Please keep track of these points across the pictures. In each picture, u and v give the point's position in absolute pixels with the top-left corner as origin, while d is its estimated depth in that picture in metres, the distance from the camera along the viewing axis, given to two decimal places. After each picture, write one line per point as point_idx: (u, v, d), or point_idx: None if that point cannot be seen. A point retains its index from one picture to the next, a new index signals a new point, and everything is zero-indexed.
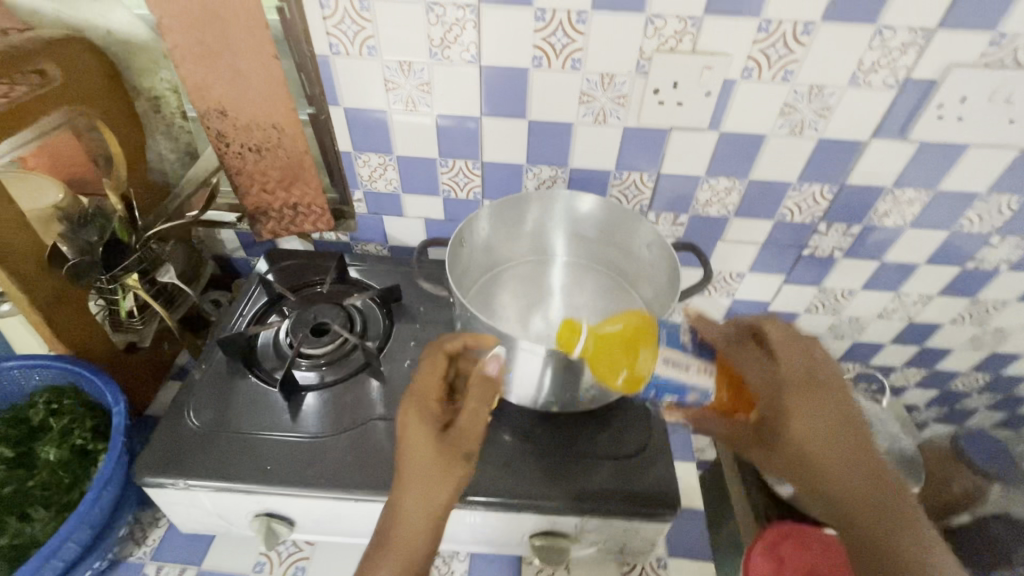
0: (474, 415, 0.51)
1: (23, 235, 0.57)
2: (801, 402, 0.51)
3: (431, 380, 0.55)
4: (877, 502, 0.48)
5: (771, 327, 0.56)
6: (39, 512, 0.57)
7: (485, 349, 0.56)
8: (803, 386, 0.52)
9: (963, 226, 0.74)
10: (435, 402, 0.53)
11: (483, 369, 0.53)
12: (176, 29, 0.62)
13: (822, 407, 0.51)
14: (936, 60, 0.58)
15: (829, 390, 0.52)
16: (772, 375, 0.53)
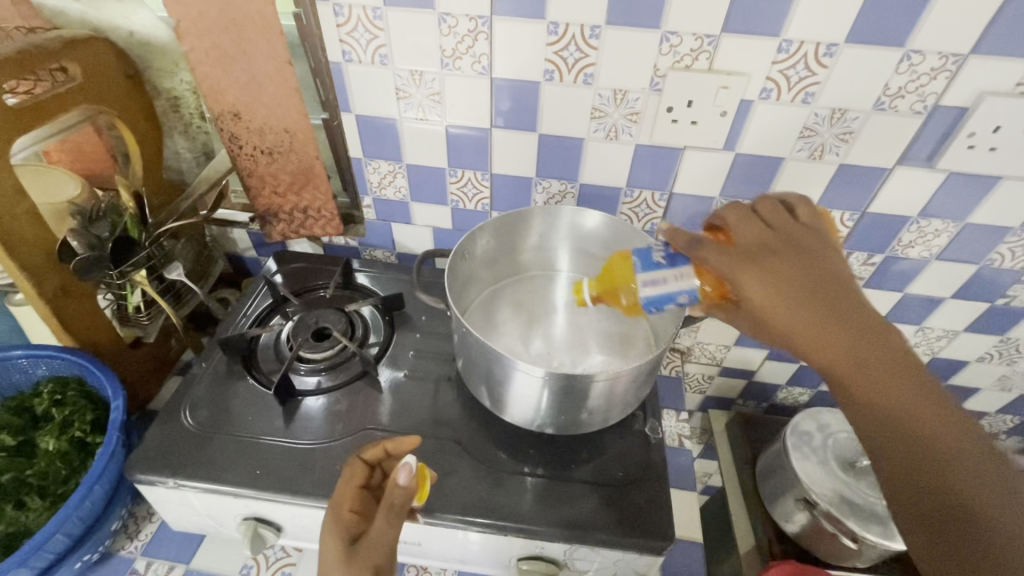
0: (382, 527, 0.46)
1: (37, 228, 0.58)
2: (766, 274, 0.45)
3: (348, 489, 0.50)
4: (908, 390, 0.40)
5: (740, 215, 0.49)
6: (34, 501, 0.58)
7: (403, 448, 0.53)
8: (795, 289, 0.44)
9: (993, 261, 0.70)
10: (350, 512, 0.49)
11: (394, 480, 0.46)
12: (194, 32, 0.63)
13: (816, 293, 0.44)
14: (967, 87, 0.55)
15: (820, 280, 0.44)
16: (760, 270, 0.45)
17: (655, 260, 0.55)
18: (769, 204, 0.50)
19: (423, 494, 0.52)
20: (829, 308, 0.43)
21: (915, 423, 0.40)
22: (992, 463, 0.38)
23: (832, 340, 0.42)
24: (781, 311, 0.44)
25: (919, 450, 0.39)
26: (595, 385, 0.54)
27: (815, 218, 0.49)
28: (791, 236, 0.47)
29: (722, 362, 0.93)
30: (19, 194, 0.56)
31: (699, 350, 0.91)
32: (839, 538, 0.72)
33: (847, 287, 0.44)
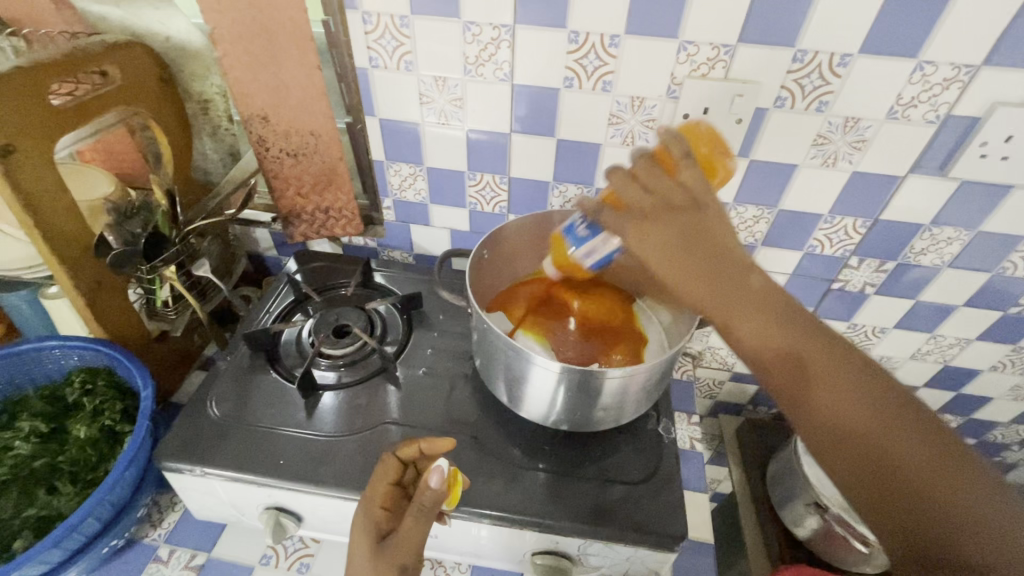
0: (410, 528, 0.47)
1: (75, 221, 0.61)
2: (647, 238, 0.47)
3: (380, 486, 0.51)
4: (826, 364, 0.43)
5: (621, 182, 0.48)
6: (66, 486, 0.60)
7: (436, 450, 0.53)
8: (688, 272, 0.46)
9: (1005, 270, 0.71)
10: (380, 509, 0.51)
11: (425, 484, 0.47)
12: (229, 38, 0.65)
13: (708, 271, 0.46)
14: (979, 97, 0.57)
15: (707, 256, 0.46)
16: (649, 247, 0.47)
17: (579, 236, 0.54)
18: (643, 160, 0.48)
19: (454, 499, 0.52)
20: (727, 287, 0.45)
21: (848, 401, 0.41)
22: (937, 440, 0.39)
23: (746, 324, 0.45)
24: (688, 292, 0.46)
25: (857, 430, 0.41)
26: (610, 382, 0.55)
27: (693, 166, 0.47)
28: (674, 201, 0.47)
29: (733, 367, 0.93)
30: (61, 189, 0.58)
31: (710, 355, 0.92)
32: (851, 542, 0.73)
33: (735, 258, 0.46)
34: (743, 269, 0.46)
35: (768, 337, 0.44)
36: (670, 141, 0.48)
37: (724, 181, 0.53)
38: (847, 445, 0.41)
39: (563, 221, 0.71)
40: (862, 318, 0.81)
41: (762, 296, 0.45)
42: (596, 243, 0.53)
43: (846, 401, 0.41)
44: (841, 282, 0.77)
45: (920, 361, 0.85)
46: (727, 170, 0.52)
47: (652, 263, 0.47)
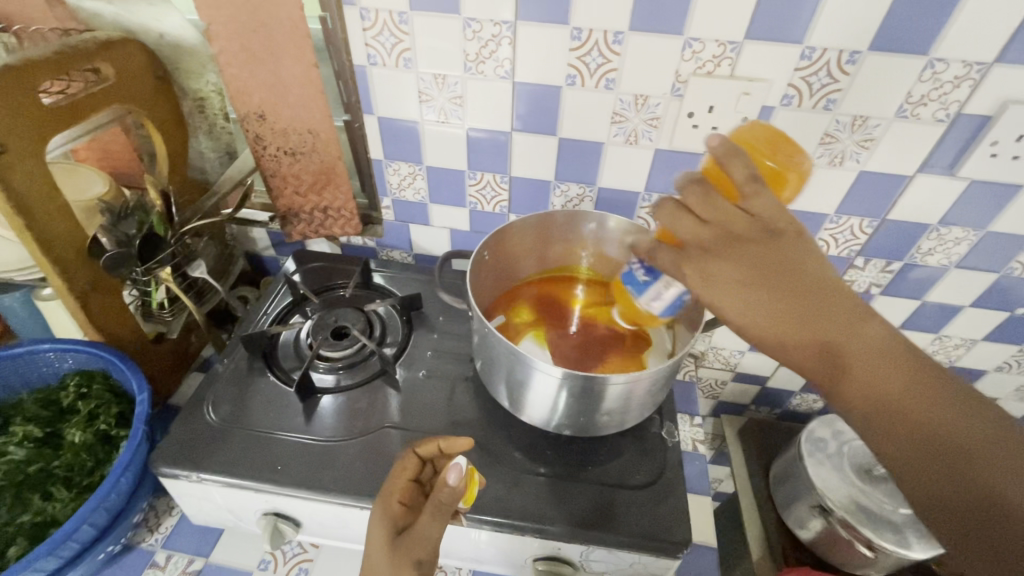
0: (427, 524, 0.46)
1: (67, 222, 0.59)
2: (713, 267, 0.43)
3: (400, 479, 0.51)
4: (924, 396, 0.40)
5: (671, 215, 0.45)
6: (61, 492, 0.59)
7: (455, 449, 0.52)
8: (778, 314, 0.43)
9: (1013, 270, 0.70)
10: (398, 503, 0.49)
11: (443, 479, 0.46)
12: (224, 35, 0.64)
13: (802, 312, 0.42)
14: (991, 95, 0.55)
15: (798, 290, 0.42)
16: (717, 287, 0.43)
17: (639, 281, 0.51)
18: (696, 191, 0.43)
19: (469, 499, 0.51)
20: (820, 323, 0.42)
21: (920, 402, 0.40)
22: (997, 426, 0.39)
23: (797, 337, 0.43)
24: (778, 336, 0.43)
25: (952, 459, 0.39)
26: (613, 388, 0.54)
27: (757, 190, 0.41)
28: (737, 231, 0.42)
29: (736, 368, 0.93)
30: (53, 190, 0.57)
31: (713, 355, 0.91)
32: (855, 545, 0.72)
33: (831, 291, 0.42)
34: (838, 301, 0.42)
35: (871, 374, 0.41)
36: (729, 164, 0.41)
37: (795, 193, 0.47)
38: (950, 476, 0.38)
39: (566, 222, 0.70)
40: None
41: (863, 334, 0.42)
42: (657, 288, 0.50)
43: (944, 424, 0.39)
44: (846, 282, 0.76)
45: None
46: (800, 174, 0.46)
47: (728, 307, 0.44)
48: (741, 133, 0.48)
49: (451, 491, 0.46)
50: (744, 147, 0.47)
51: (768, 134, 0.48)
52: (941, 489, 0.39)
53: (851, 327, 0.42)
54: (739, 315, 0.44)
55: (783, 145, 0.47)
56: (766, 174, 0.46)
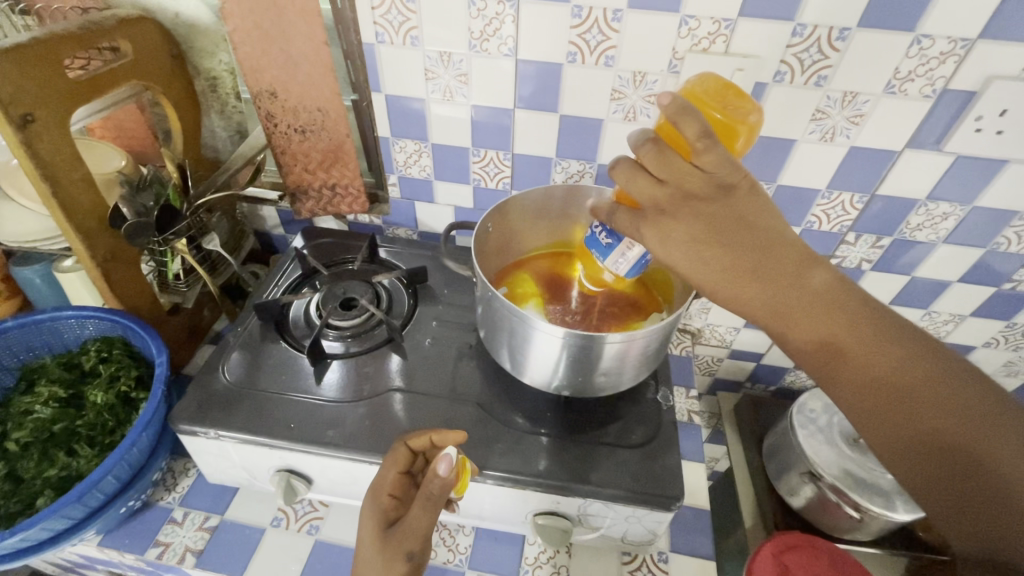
0: (417, 516, 0.48)
1: (90, 193, 0.62)
2: (674, 228, 0.49)
3: (389, 473, 0.54)
4: (864, 336, 0.48)
5: (627, 175, 0.50)
6: (84, 449, 0.62)
7: (447, 442, 0.55)
8: (733, 269, 0.49)
9: (999, 245, 0.72)
10: (389, 497, 0.53)
11: (433, 471, 0.47)
12: (237, 13, 0.66)
13: (755, 266, 0.49)
14: (974, 72, 0.58)
15: (751, 245, 0.49)
16: (674, 245, 0.50)
17: (603, 244, 0.56)
18: (651, 151, 0.48)
19: (462, 488, 0.54)
20: (779, 282, 0.49)
21: (872, 351, 0.48)
22: (942, 370, 0.46)
23: (757, 294, 0.50)
24: (734, 288, 0.50)
25: (887, 389, 0.47)
26: (610, 347, 0.57)
27: (707, 144, 0.45)
28: (690, 187, 0.48)
29: (731, 345, 0.95)
30: (76, 160, 0.60)
31: (709, 332, 0.94)
32: (843, 509, 0.75)
33: (781, 247, 0.49)
34: (791, 260, 0.49)
35: (816, 317, 0.49)
36: (681, 123, 0.44)
37: (748, 144, 0.51)
38: (884, 404, 0.47)
39: (567, 197, 0.72)
40: None
41: (808, 282, 0.49)
42: (622, 248, 0.55)
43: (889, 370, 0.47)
44: (838, 257, 0.78)
45: None
46: (750, 125, 0.49)
47: (687, 263, 0.50)
48: (690, 86, 0.50)
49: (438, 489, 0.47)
50: (693, 101, 0.49)
51: (720, 88, 0.50)
52: (881, 416, 0.47)
53: (797, 278, 0.49)
54: (698, 271, 0.50)
55: (733, 98, 0.49)
56: (715, 128, 0.49)
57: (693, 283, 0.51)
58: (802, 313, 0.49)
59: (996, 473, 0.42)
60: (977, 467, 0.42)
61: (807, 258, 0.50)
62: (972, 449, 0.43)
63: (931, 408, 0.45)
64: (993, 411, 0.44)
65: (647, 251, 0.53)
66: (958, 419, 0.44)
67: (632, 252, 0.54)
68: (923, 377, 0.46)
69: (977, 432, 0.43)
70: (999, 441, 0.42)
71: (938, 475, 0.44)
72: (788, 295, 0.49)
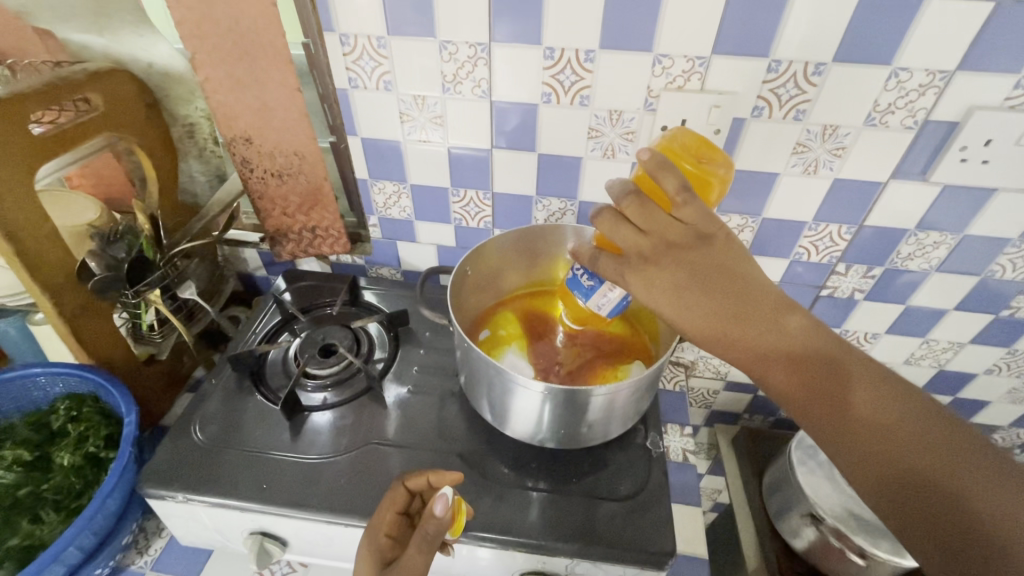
0: (412, 557, 0.46)
1: (56, 249, 0.61)
2: (653, 273, 0.48)
3: (386, 512, 0.52)
4: (845, 378, 0.46)
5: (610, 225, 0.49)
6: (50, 515, 0.60)
7: (444, 483, 0.52)
8: (712, 313, 0.48)
9: (994, 273, 0.70)
10: (386, 536, 0.51)
11: (429, 512, 0.46)
12: (209, 63, 0.66)
13: (733, 310, 0.48)
14: (956, 102, 0.57)
15: (731, 292, 0.48)
16: (658, 292, 0.49)
17: (585, 287, 0.54)
18: (633, 202, 0.46)
19: (457, 529, 0.50)
20: (758, 323, 0.48)
21: (855, 392, 0.46)
22: (928, 415, 0.44)
23: (735, 333, 0.48)
24: (715, 333, 0.48)
25: (872, 432, 0.44)
26: (593, 399, 0.55)
27: (687, 197, 0.44)
28: (672, 237, 0.47)
29: (726, 376, 0.92)
30: (42, 217, 0.59)
31: (702, 365, 0.91)
32: (846, 554, 0.72)
33: (759, 290, 0.48)
34: (768, 301, 0.48)
35: (796, 359, 0.47)
36: (662, 177, 0.44)
37: (721, 198, 0.52)
38: (868, 447, 0.44)
39: (547, 236, 0.71)
40: (854, 324, 0.80)
41: (787, 326, 0.48)
42: (603, 290, 0.53)
43: (876, 415, 0.45)
44: (829, 288, 0.76)
45: (915, 366, 0.84)
46: (721, 179, 0.51)
47: (668, 308, 0.49)
48: (667, 140, 0.52)
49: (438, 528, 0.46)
50: (669, 153, 0.51)
51: (696, 141, 0.52)
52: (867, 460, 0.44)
53: (776, 320, 0.48)
54: (679, 315, 0.49)
55: (706, 151, 0.51)
56: (690, 178, 0.50)
57: (674, 326, 0.50)
58: (782, 355, 0.47)
59: (988, 522, 0.38)
60: (967, 517, 0.39)
61: (785, 302, 0.49)
62: (959, 495, 0.40)
63: (915, 452, 0.42)
64: (981, 458, 0.41)
65: (628, 294, 0.52)
66: (945, 465, 0.41)
67: (614, 292, 0.53)
68: (910, 422, 0.44)
69: (968, 480, 0.40)
70: (989, 490, 0.40)
71: (927, 525, 0.40)
72: (767, 337, 0.48)
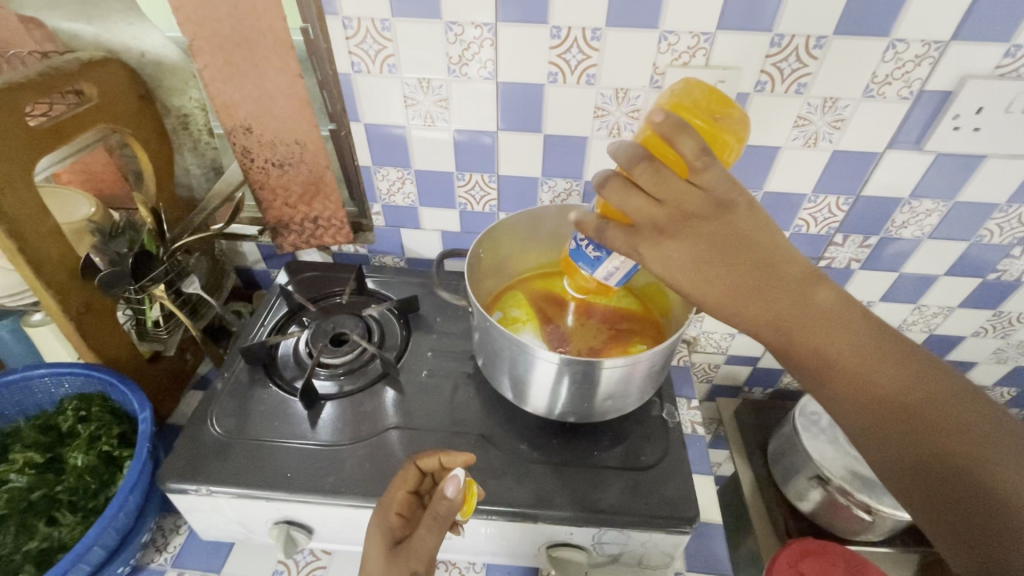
0: (424, 535, 0.47)
1: (58, 245, 0.59)
2: (673, 246, 0.48)
3: (396, 490, 0.53)
4: (869, 354, 0.47)
5: (620, 193, 0.48)
6: (67, 516, 0.58)
7: (456, 464, 0.53)
8: (735, 287, 0.49)
9: (983, 237, 0.73)
10: (397, 515, 0.51)
11: (441, 492, 0.47)
12: (206, 50, 0.64)
13: (756, 285, 0.49)
14: (949, 71, 0.59)
15: (752, 265, 0.49)
16: (675, 266, 0.49)
17: (591, 257, 0.54)
18: (647, 169, 0.46)
19: (469, 510, 0.51)
20: (783, 298, 0.49)
21: (878, 367, 0.47)
22: (946, 392, 0.46)
23: (758, 309, 0.49)
24: (737, 307, 0.49)
25: (893, 409, 0.46)
26: (613, 372, 0.56)
27: (705, 162, 0.45)
28: (689, 206, 0.47)
29: (728, 350, 0.95)
30: (42, 212, 0.57)
31: (705, 339, 0.93)
32: (854, 512, 0.75)
33: (783, 263, 0.49)
34: (795, 277, 0.49)
35: (824, 334, 0.48)
36: (679, 140, 0.44)
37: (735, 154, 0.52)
38: (884, 420, 0.46)
39: (556, 219, 0.71)
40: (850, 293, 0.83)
41: (814, 299, 0.49)
42: (610, 262, 0.54)
43: (894, 389, 0.46)
44: (827, 258, 0.79)
45: (907, 332, 0.88)
46: (734, 135, 0.50)
47: (685, 280, 0.49)
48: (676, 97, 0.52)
49: (449, 510, 0.47)
50: (676, 109, 0.52)
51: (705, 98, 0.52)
52: (887, 436, 0.46)
53: (804, 295, 0.49)
54: (700, 290, 0.49)
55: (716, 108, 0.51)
56: (701, 132, 0.50)
57: (693, 302, 0.51)
58: (806, 329, 0.49)
59: (999, 496, 0.40)
60: (984, 495, 0.40)
61: (812, 275, 0.49)
62: (974, 472, 0.41)
63: (935, 430, 0.44)
64: (999, 436, 0.43)
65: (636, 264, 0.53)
66: (959, 441, 0.43)
67: (619, 262, 0.54)
68: (926, 398, 0.45)
69: (978, 454, 0.42)
70: (999, 463, 0.41)
71: (939, 496, 0.42)
72: (794, 312, 0.49)
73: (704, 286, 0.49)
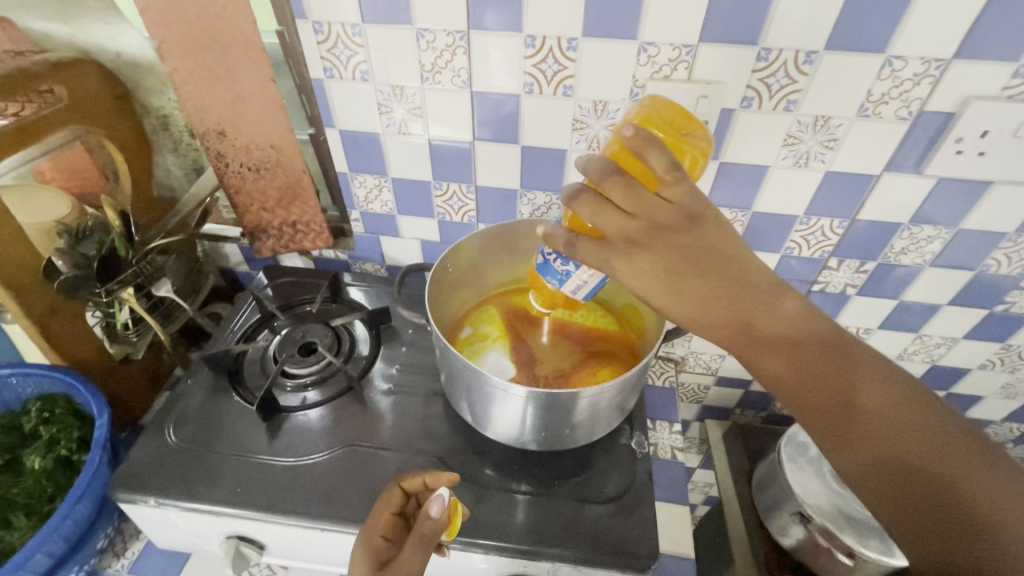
0: (409, 556, 0.45)
1: (20, 247, 0.59)
2: (643, 256, 0.45)
3: (381, 512, 0.51)
4: (838, 362, 0.44)
5: (591, 207, 0.45)
6: (19, 519, 0.58)
7: (441, 482, 0.52)
8: (705, 298, 0.46)
9: (989, 267, 0.69)
10: (382, 538, 0.49)
11: (424, 512, 0.47)
12: (177, 53, 0.63)
13: (724, 293, 0.45)
14: (951, 92, 0.55)
15: (725, 276, 0.45)
16: (647, 278, 0.46)
17: (559, 272, 0.51)
18: (617, 183, 0.43)
19: (453, 532, 0.50)
20: (751, 307, 0.45)
21: (844, 374, 0.44)
22: (911, 394, 0.43)
23: (725, 318, 0.46)
24: (706, 318, 0.46)
25: (861, 416, 0.42)
26: (574, 400, 0.53)
27: (674, 176, 0.42)
28: (663, 220, 0.44)
29: (717, 372, 0.91)
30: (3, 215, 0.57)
31: (693, 360, 0.89)
32: (835, 554, 0.71)
33: (753, 272, 0.46)
34: (763, 284, 0.46)
35: (790, 344, 0.45)
36: (647, 155, 0.41)
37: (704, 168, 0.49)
38: (850, 427, 0.43)
39: (529, 234, 0.69)
40: (846, 319, 0.78)
41: (781, 308, 0.45)
42: (578, 276, 0.51)
43: (860, 395, 0.43)
44: (821, 283, 0.74)
45: (907, 361, 0.83)
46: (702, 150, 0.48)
47: (654, 292, 0.46)
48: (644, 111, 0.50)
49: (434, 529, 0.47)
50: (642, 122, 0.49)
51: (673, 114, 0.49)
52: (852, 442, 0.42)
53: (772, 305, 0.45)
54: (668, 302, 0.46)
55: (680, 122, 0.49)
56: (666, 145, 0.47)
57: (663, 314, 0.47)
58: (773, 339, 0.45)
59: (970, 506, 0.37)
60: (954, 504, 0.38)
61: (781, 284, 0.46)
62: (943, 479, 0.39)
63: (902, 435, 0.41)
64: (962, 439, 0.40)
65: (604, 276, 0.49)
66: (928, 447, 0.40)
67: (588, 275, 0.50)
68: (893, 403, 0.42)
69: (947, 460, 0.39)
70: (968, 469, 0.39)
71: (906, 504, 0.39)
72: (762, 321, 0.45)
73: (675, 297, 0.46)
